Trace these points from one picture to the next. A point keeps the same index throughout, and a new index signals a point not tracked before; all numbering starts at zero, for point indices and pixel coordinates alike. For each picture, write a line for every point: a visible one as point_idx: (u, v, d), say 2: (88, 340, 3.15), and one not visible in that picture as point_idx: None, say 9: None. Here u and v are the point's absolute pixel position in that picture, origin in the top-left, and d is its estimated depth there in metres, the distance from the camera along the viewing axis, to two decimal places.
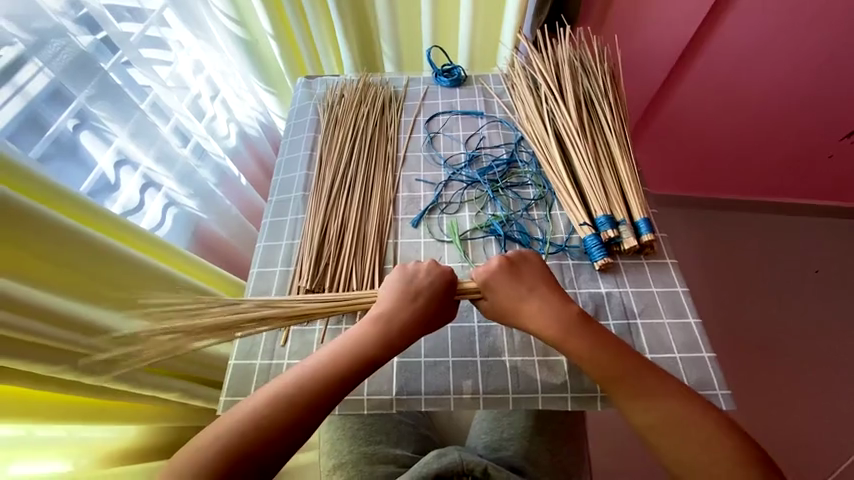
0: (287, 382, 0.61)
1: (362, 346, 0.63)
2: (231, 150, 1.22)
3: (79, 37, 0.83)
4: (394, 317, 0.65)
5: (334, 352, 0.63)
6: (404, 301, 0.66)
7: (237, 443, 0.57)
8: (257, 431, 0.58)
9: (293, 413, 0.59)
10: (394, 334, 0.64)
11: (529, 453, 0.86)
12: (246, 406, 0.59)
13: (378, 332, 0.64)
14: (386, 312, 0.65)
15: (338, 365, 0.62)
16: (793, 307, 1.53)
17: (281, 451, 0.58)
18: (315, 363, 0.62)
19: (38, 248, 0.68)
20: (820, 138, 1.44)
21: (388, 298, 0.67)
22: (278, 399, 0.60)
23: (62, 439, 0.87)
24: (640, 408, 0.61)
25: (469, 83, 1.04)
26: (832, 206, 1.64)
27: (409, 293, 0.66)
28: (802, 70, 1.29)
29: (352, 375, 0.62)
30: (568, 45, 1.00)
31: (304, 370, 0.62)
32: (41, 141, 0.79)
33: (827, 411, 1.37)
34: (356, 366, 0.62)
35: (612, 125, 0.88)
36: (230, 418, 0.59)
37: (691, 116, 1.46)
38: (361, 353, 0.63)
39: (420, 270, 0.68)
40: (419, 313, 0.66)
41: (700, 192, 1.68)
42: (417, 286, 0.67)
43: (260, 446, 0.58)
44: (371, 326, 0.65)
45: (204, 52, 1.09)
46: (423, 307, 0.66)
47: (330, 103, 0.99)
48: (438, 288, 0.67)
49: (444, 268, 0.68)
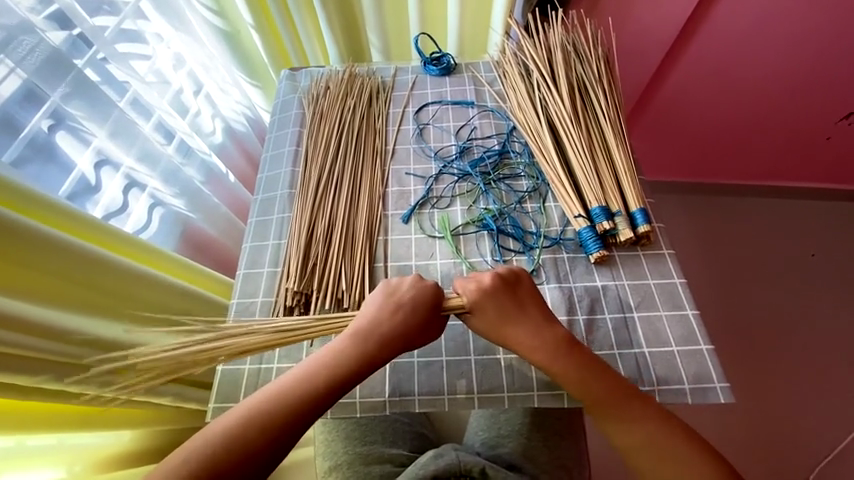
0: (272, 394, 0.59)
1: (350, 357, 0.62)
2: (217, 147, 1.18)
3: (49, 34, 0.79)
4: (373, 332, 0.63)
5: (318, 367, 0.61)
6: (384, 316, 0.64)
7: (221, 454, 0.56)
8: (243, 443, 0.57)
9: (278, 425, 0.58)
10: (379, 341, 0.63)
11: (526, 449, 0.86)
12: (225, 421, 0.58)
13: (357, 347, 0.62)
14: (365, 327, 0.63)
15: (321, 376, 0.61)
16: (791, 292, 1.52)
17: (264, 463, 0.57)
18: (300, 373, 0.61)
19: (22, 259, 0.67)
20: (818, 120, 1.41)
21: (371, 313, 0.64)
22: (262, 413, 0.58)
23: (54, 448, 0.85)
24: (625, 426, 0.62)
25: (459, 72, 1.00)
26: (830, 189, 1.62)
27: (392, 303, 0.64)
28: (801, 49, 1.26)
29: (339, 383, 0.61)
30: (560, 29, 0.96)
31: (278, 390, 0.60)
32: (16, 144, 0.76)
33: (824, 394, 1.38)
34: (331, 384, 0.60)
35: (607, 113, 0.85)
36: (214, 428, 0.58)
37: (688, 100, 1.43)
38: (345, 364, 0.61)
39: (403, 283, 0.65)
40: (408, 323, 0.63)
41: (698, 177, 1.66)
42: (399, 299, 0.64)
43: (244, 456, 0.56)
44: (350, 341, 0.63)
45: (184, 45, 1.05)
46: (408, 317, 0.63)
47: (315, 96, 0.96)
48: (423, 303, 0.64)
49: (429, 282, 0.66)
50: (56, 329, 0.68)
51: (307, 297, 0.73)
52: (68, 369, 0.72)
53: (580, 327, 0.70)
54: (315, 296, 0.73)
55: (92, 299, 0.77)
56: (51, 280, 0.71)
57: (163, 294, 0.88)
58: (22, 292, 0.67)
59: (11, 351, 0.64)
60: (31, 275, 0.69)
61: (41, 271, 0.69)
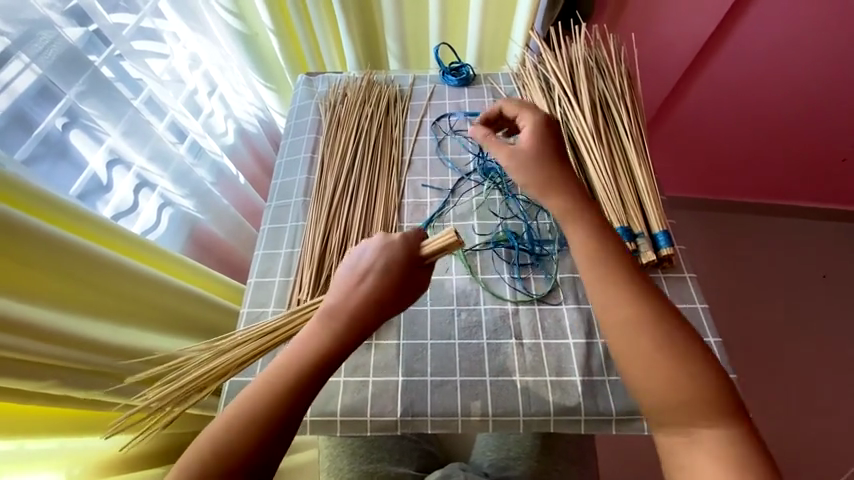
0: (239, 403, 0.51)
1: (321, 342, 0.54)
2: (229, 148, 1.17)
3: (66, 30, 0.77)
4: (342, 310, 0.55)
5: (286, 367, 0.53)
6: (350, 288, 0.56)
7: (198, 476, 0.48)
8: (218, 463, 0.48)
9: (252, 439, 0.50)
10: (347, 319, 0.55)
11: (538, 474, 0.83)
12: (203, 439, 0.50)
13: (330, 327, 0.55)
14: (332, 306, 0.55)
15: (288, 372, 0.53)
16: (804, 315, 1.50)
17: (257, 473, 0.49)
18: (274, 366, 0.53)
19: (28, 258, 0.65)
20: (835, 142, 1.39)
21: (337, 291, 0.56)
22: (232, 426, 0.50)
23: (54, 451, 0.84)
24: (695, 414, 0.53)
25: (478, 83, 0.99)
26: (845, 212, 1.60)
27: (357, 274, 0.56)
28: (822, 70, 1.24)
29: (312, 376, 0.53)
30: (582, 44, 0.95)
31: (251, 392, 0.52)
32: (30, 141, 0.75)
33: (838, 421, 1.35)
34: (308, 373, 0.53)
35: (629, 131, 0.84)
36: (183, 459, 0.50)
37: (705, 116, 1.41)
38: (321, 347, 0.54)
39: (366, 248, 0.58)
40: (384, 290, 0.56)
41: (711, 196, 1.64)
42: (364, 266, 0.57)
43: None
44: (322, 322, 0.55)
45: (201, 45, 1.04)
46: (377, 286, 0.56)
47: (332, 102, 0.95)
48: (395, 269, 0.56)
49: (397, 238, 0.58)
50: (60, 334, 0.67)
51: None
52: (71, 373, 0.70)
53: (599, 350, 0.68)
54: None
55: (101, 303, 0.75)
56: (58, 282, 0.69)
57: (168, 296, 0.86)
58: (35, 295, 0.66)
59: (20, 357, 0.63)
60: (40, 275, 0.67)
61: (51, 274, 0.68)
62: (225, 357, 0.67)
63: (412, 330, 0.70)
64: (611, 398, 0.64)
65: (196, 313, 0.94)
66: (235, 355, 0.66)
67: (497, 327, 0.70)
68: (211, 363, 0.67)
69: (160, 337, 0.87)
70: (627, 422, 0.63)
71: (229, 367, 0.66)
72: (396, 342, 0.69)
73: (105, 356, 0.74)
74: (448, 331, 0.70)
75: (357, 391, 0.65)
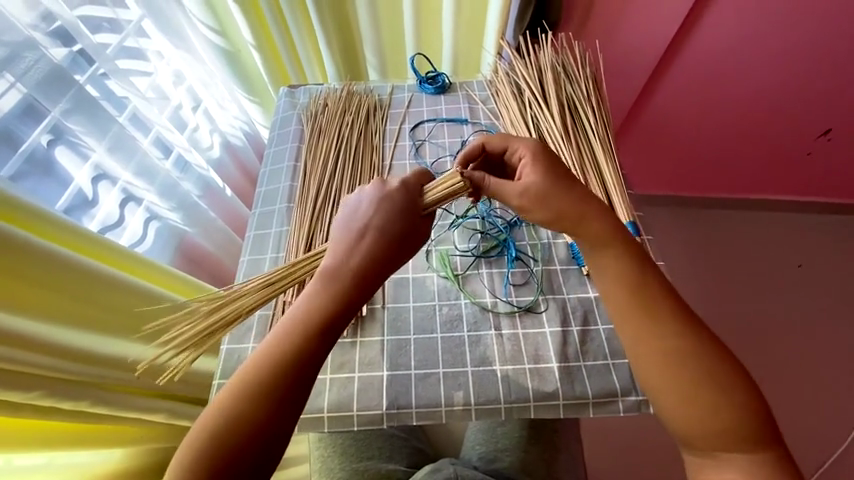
0: (245, 372, 0.53)
1: (325, 302, 0.56)
2: (215, 161, 1.19)
3: (51, 50, 0.80)
4: (345, 267, 0.57)
5: (288, 335, 0.54)
6: (351, 243, 0.59)
7: (217, 439, 0.50)
8: (237, 422, 0.51)
9: (262, 408, 0.51)
10: (347, 280, 0.57)
11: (525, 464, 0.86)
12: (219, 402, 0.52)
13: (332, 285, 0.56)
14: (334, 263, 0.58)
15: (290, 338, 0.54)
16: (780, 303, 1.55)
17: (274, 432, 0.51)
18: (280, 329, 0.55)
19: (16, 271, 0.66)
20: (798, 137, 1.48)
21: (335, 248, 0.59)
22: (248, 386, 0.52)
23: (42, 467, 0.83)
24: (699, 418, 0.55)
25: (454, 90, 1.04)
26: (813, 202, 1.68)
27: (355, 231, 0.59)
28: (778, 70, 1.32)
29: (316, 343, 0.54)
30: (550, 50, 1.01)
31: (261, 355, 0.54)
32: (15, 158, 0.77)
33: (817, 405, 1.40)
34: (314, 333, 0.54)
35: (596, 129, 0.89)
36: (193, 433, 0.51)
37: (674, 117, 1.48)
38: (323, 306, 0.55)
39: (363, 206, 0.61)
40: (384, 244, 0.59)
41: (686, 192, 1.71)
42: (366, 223, 0.60)
43: (235, 450, 0.50)
44: (322, 281, 0.57)
45: (184, 62, 1.06)
46: (375, 241, 0.59)
47: (313, 112, 0.98)
48: (392, 224, 0.60)
49: (394, 195, 0.63)
50: (52, 344, 0.68)
51: None
52: (61, 384, 0.71)
53: (574, 338, 0.71)
54: None
55: (91, 316, 0.76)
56: (49, 294, 0.70)
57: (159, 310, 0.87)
58: (28, 308, 0.68)
59: (16, 368, 0.64)
60: (31, 288, 0.68)
61: (41, 286, 0.69)
62: (229, 307, 0.72)
63: (395, 327, 0.73)
64: (587, 382, 0.67)
65: None
66: (239, 304, 0.72)
67: (477, 319, 0.73)
68: (216, 313, 0.72)
69: None
70: (603, 404, 0.66)
71: (233, 316, 0.71)
72: (380, 338, 0.71)
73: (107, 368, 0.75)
74: (430, 325, 0.72)
75: (343, 387, 0.67)
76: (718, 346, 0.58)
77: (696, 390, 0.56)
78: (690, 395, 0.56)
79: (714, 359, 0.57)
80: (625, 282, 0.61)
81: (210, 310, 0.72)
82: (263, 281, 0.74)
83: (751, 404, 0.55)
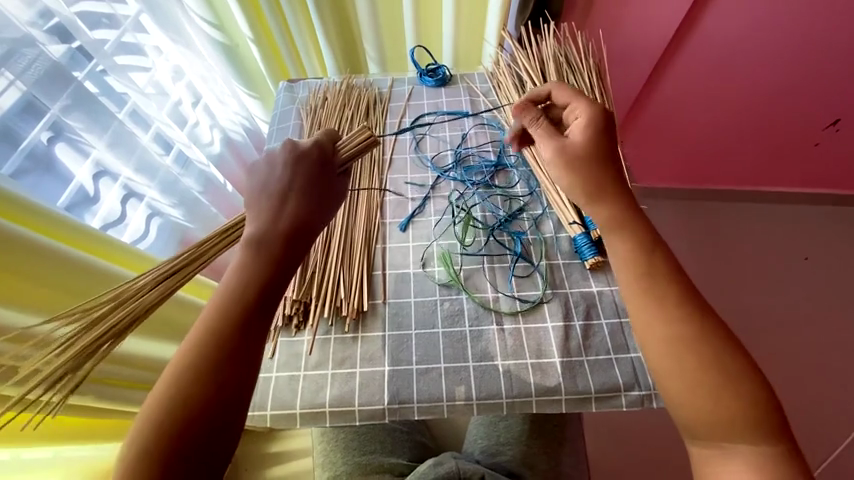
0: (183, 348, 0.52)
1: (255, 269, 0.55)
2: (215, 157, 1.19)
3: (50, 47, 0.79)
4: (269, 231, 0.57)
5: (223, 303, 0.54)
6: (273, 207, 0.59)
7: (164, 424, 0.48)
8: (181, 403, 0.49)
9: (206, 382, 0.50)
10: (272, 241, 0.57)
11: (527, 457, 0.86)
12: (158, 389, 0.50)
13: (255, 252, 0.56)
14: (256, 230, 0.57)
15: (224, 306, 0.53)
16: (786, 297, 1.54)
17: (223, 407, 0.50)
18: (212, 305, 0.54)
19: (22, 272, 0.67)
20: (805, 128, 1.45)
21: (255, 213, 0.59)
22: (187, 366, 0.50)
23: (49, 461, 0.84)
24: (707, 405, 0.54)
25: (454, 83, 1.02)
26: (821, 194, 1.65)
27: (275, 194, 0.60)
28: (787, 60, 1.29)
29: (253, 310, 0.54)
30: (552, 41, 0.99)
31: (195, 333, 0.52)
32: (15, 156, 0.76)
33: (823, 398, 1.39)
34: (245, 304, 0.54)
35: None
36: (139, 421, 0.49)
37: (678, 108, 1.46)
38: (253, 275, 0.55)
39: (276, 171, 0.62)
40: (305, 204, 0.60)
41: (691, 184, 1.69)
42: (284, 186, 0.61)
43: (184, 427, 0.48)
44: (245, 249, 0.56)
45: (183, 57, 1.05)
46: (297, 202, 0.60)
47: (312, 106, 0.98)
48: (309, 184, 0.62)
49: (302, 156, 0.64)
50: None
51: (306, 306, 0.73)
52: None
53: (577, 332, 0.70)
54: (315, 304, 0.73)
55: None
56: (53, 292, 0.71)
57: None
58: (36, 307, 0.69)
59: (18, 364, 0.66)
60: (37, 287, 0.69)
61: (45, 284, 0.70)
62: (124, 311, 0.65)
63: (396, 322, 0.72)
64: (590, 377, 0.66)
65: (191, 322, 0.96)
66: (134, 306, 0.66)
67: (479, 314, 0.72)
68: (108, 318, 0.64)
69: (150, 343, 0.88)
70: (606, 398, 0.66)
71: (126, 323, 0.65)
72: (382, 333, 0.71)
73: None
74: (431, 320, 0.72)
75: (344, 383, 0.67)
76: (729, 339, 0.57)
77: (703, 378, 0.55)
78: (703, 377, 0.55)
79: (724, 349, 0.56)
80: (639, 262, 0.60)
81: (102, 315, 0.64)
82: (162, 272, 0.69)
83: (759, 400, 0.54)
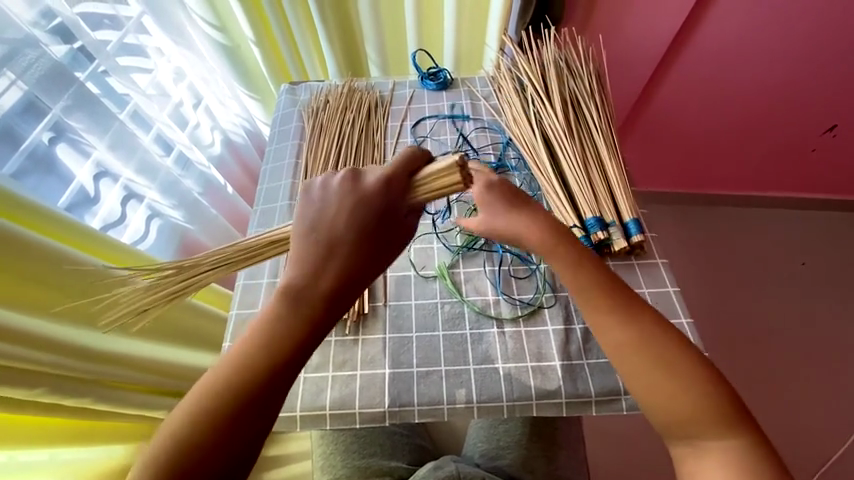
0: (207, 385, 0.49)
1: (290, 322, 0.49)
2: (216, 158, 1.19)
3: (52, 48, 0.79)
4: (307, 283, 0.50)
5: (252, 344, 0.49)
6: (317, 258, 0.50)
7: (170, 463, 0.46)
8: (190, 442, 0.47)
9: (225, 423, 0.47)
10: (310, 296, 0.49)
11: (527, 461, 0.86)
12: (171, 424, 0.48)
13: (291, 305, 0.49)
14: (294, 282, 0.50)
15: (253, 354, 0.49)
16: (783, 300, 1.55)
17: (233, 455, 0.47)
18: (240, 350, 0.49)
19: (25, 272, 0.67)
20: (802, 133, 1.46)
21: (296, 258, 0.51)
22: (206, 406, 0.47)
23: (45, 463, 0.85)
24: (662, 397, 0.55)
25: (456, 87, 1.03)
26: (817, 199, 1.66)
27: (322, 242, 0.50)
28: (783, 67, 1.31)
29: (284, 361, 0.49)
30: (553, 46, 1.00)
31: (217, 376, 0.48)
32: (15, 157, 0.76)
33: (820, 403, 1.40)
34: (275, 357, 0.49)
35: (599, 126, 0.88)
36: (149, 446, 0.47)
37: (675, 114, 1.47)
38: (288, 326, 0.49)
39: (329, 211, 0.51)
40: (356, 259, 0.50)
41: (689, 189, 1.70)
42: (333, 235, 0.51)
43: (192, 463, 0.46)
44: (280, 300, 0.50)
45: (185, 59, 1.05)
46: (347, 256, 0.50)
47: (314, 109, 0.98)
48: (361, 234, 0.51)
49: (360, 195, 0.52)
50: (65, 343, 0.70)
51: None
52: (62, 381, 0.72)
53: (577, 335, 0.70)
54: None
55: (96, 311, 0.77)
56: (56, 293, 0.71)
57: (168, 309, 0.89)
58: (39, 309, 0.69)
59: (22, 366, 0.66)
60: (38, 288, 0.69)
61: (49, 286, 0.70)
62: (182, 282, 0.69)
63: (397, 325, 0.72)
64: (590, 380, 0.67)
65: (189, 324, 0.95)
66: (195, 281, 0.69)
67: (479, 317, 0.72)
68: (164, 286, 0.69)
69: (152, 346, 0.88)
70: (606, 402, 0.66)
71: (182, 293, 0.69)
72: (382, 336, 0.71)
73: (55, 354, 0.69)
74: (432, 323, 0.72)
75: (345, 385, 0.67)
76: None
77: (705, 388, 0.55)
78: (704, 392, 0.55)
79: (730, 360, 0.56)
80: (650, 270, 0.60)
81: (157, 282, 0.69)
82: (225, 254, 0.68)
83: None
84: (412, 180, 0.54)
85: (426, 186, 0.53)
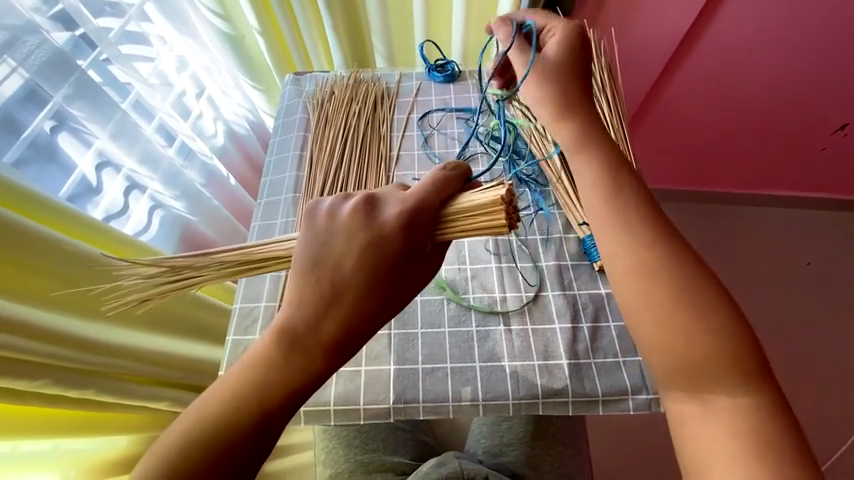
0: (192, 413, 0.48)
1: (287, 364, 0.47)
2: (219, 149, 1.17)
3: (53, 34, 0.77)
4: (305, 325, 0.48)
5: (246, 377, 0.48)
6: (319, 300, 0.48)
7: None
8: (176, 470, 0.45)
9: (204, 457, 0.46)
10: (308, 344, 0.48)
11: (530, 458, 0.86)
12: (159, 448, 0.47)
13: (289, 348, 0.47)
14: (292, 322, 0.48)
15: (246, 388, 0.47)
16: (788, 300, 1.53)
17: None
18: (233, 384, 0.48)
19: (27, 264, 0.67)
20: (814, 131, 1.44)
21: (295, 296, 0.49)
22: (195, 434, 0.46)
23: (48, 454, 0.85)
24: None
25: (463, 79, 1.01)
26: (825, 199, 1.64)
27: (326, 286, 0.48)
28: (797, 63, 1.28)
29: (275, 408, 0.47)
30: None
31: (208, 407, 0.47)
32: (17, 145, 0.75)
33: (824, 403, 1.39)
34: (270, 399, 0.47)
35: (609, 122, 0.86)
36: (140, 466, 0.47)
37: (684, 111, 1.45)
38: (284, 369, 0.47)
39: (336, 247, 0.49)
40: (360, 307, 0.48)
41: (695, 186, 1.68)
42: (337, 279, 0.48)
43: None
44: (276, 341, 0.48)
45: (188, 48, 1.04)
46: (351, 302, 0.48)
47: (319, 100, 0.96)
48: (366, 280, 0.48)
49: (369, 235, 0.49)
50: (68, 335, 0.70)
51: None
52: (66, 373, 0.72)
53: (584, 334, 0.69)
54: None
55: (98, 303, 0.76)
56: (57, 285, 0.71)
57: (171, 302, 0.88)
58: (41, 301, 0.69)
59: (25, 358, 0.65)
60: (41, 280, 0.69)
61: (53, 278, 0.70)
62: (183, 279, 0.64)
63: (402, 321, 0.71)
64: (597, 380, 0.66)
65: (191, 316, 0.94)
66: (192, 283, 0.64)
67: (486, 315, 0.72)
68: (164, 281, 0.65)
69: (154, 338, 0.88)
70: (613, 402, 0.65)
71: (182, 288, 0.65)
72: (387, 332, 0.70)
73: (56, 347, 0.68)
74: (438, 320, 0.71)
75: (350, 381, 0.67)
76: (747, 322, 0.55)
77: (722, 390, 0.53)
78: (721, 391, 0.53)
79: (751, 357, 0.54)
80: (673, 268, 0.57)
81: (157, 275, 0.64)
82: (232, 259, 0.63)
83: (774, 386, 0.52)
84: (447, 215, 0.52)
85: (461, 223, 0.52)
